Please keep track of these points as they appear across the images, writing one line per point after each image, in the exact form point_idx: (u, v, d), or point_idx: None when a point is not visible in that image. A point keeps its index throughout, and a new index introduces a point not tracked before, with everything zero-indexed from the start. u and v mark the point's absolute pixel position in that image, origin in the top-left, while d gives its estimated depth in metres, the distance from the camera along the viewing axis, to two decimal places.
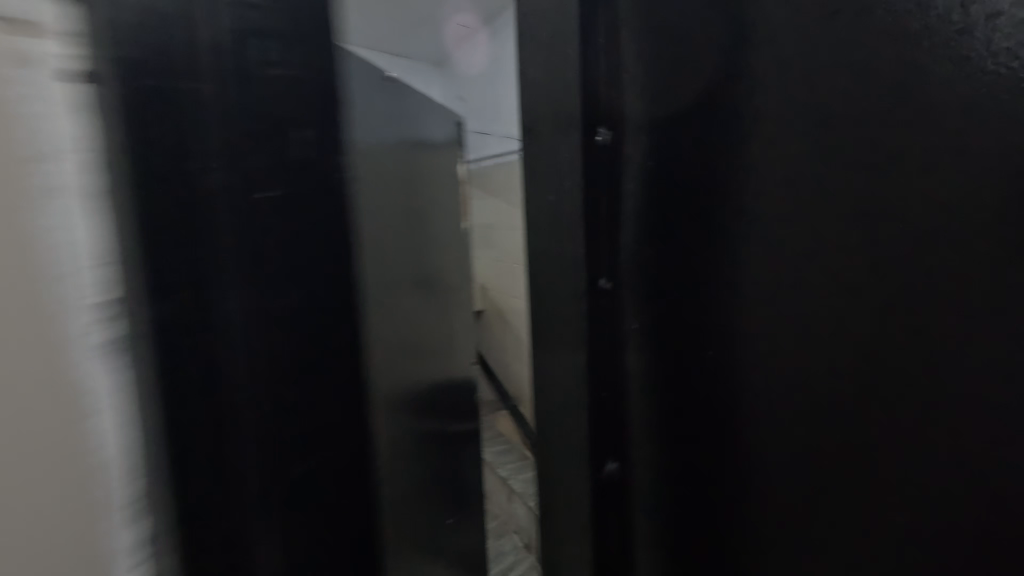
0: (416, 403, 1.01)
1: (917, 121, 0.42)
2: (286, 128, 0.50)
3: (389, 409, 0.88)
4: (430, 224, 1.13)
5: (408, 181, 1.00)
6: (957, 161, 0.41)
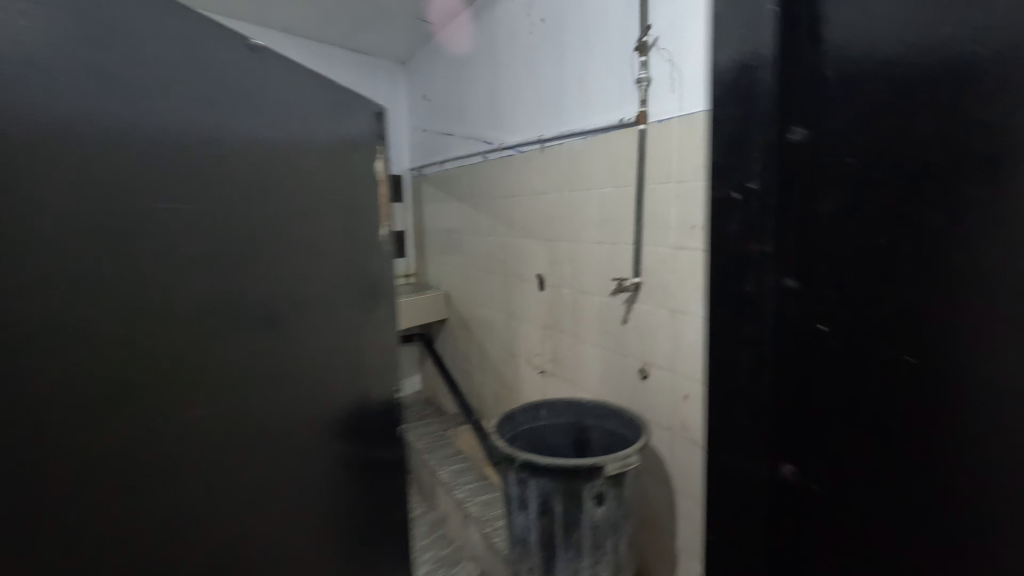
0: (339, 496, 0.78)
1: None
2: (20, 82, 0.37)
3: (292, 506, 0.66)
4: (305, 258, 0.70)
5: (277, 211, 0.64)
6: None
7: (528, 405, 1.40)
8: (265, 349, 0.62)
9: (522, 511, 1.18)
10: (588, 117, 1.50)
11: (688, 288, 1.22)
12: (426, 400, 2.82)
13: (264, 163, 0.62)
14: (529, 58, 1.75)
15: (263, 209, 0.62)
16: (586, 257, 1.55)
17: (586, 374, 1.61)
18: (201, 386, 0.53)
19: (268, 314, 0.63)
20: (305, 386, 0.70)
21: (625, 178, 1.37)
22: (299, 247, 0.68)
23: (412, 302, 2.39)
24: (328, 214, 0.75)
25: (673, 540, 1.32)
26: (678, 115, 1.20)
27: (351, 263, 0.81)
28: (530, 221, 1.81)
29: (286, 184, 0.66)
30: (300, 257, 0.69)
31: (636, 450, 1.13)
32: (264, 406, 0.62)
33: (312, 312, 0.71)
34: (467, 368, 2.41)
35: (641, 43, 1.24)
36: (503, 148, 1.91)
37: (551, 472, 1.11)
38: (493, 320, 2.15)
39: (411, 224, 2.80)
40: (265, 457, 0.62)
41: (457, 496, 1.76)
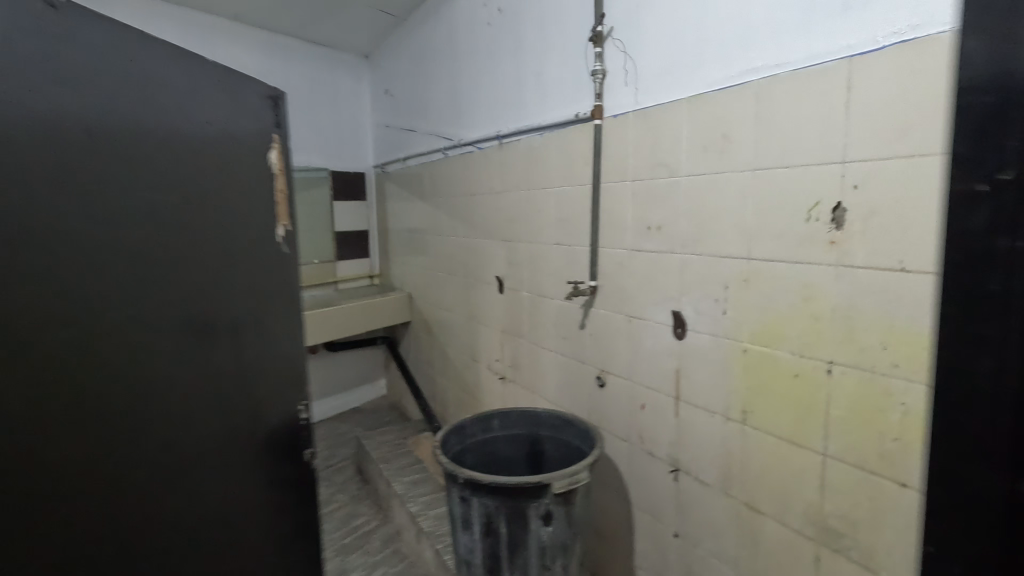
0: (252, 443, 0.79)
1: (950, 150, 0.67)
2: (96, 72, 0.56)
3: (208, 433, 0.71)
4: (204, 259, 0.69)
5: (181, 202, 0.65)
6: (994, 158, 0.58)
7: (479, 416, 1.32)
8: (164, 351, 0.64)
9: (466, 531, 1.10)
10: (546, 112, 1.42)
11: (644, 292, 1.15)
12: (390, 405, 2.71)
13: (163, 168, 0.63)
14: (488, 51, 1.66)
15: (151, 217, 0.61)
16: (544, 259, 1.47)
17: (545, 381, 1.54)
18: (100, 382, 0.56)
19: (193, 320, 0.68)
20: (216, 383, 0.72)
21: (582, 175, 1.30)
22: (198, 247, 0.68)
23: (372, 305, 2.28)
24: (236, 218, 0.75)
25: (630, 556, 1.26)
26: (633, 110, 1.13)
27: (260, 264, 0.80)
28: (491, 221, 1.72)
29: (186, 190, 0.66)
30: (199, 255, 0.69)
31: (586, 465, 1.06)
32: (162, 403, 0.64)
33: (226, 310, 0.74)
34: (430, 374, 2.31)
35: (596, 32, 1.16)
36: (464, 144, 1.82)
37: (494, 491, 1.03)
38: (455, 323, 2.06)
39: (374, 223, 2.68)
40: (174, 453, 0.65)
41: (411, 510, 1.67)
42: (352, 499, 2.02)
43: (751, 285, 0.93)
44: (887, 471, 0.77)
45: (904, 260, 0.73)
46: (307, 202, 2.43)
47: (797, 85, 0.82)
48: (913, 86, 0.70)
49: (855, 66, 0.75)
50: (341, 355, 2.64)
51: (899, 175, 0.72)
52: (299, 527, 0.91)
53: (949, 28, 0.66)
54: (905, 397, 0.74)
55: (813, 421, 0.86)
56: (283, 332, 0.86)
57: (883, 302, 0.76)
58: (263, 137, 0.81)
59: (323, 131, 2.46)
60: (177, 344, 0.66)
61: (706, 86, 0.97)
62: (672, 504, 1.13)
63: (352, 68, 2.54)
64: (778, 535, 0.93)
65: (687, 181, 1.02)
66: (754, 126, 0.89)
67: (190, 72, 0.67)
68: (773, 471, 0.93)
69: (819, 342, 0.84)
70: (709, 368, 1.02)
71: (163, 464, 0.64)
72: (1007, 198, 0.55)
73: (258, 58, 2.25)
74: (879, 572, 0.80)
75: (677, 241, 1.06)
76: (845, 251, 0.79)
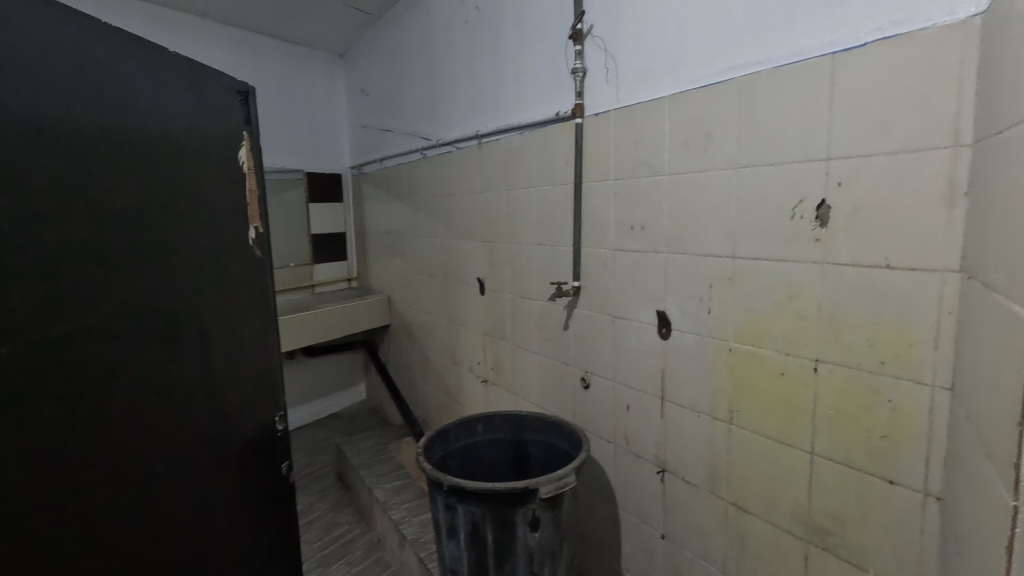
0: (229, 457, 0.76)
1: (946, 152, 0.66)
2: (87, 64, 0.54)
3: (194, 439, 0.69)
4: (174, 262, 0.66)
5: (161, 202, 0.64)
6: (989, 156, 0.58)
7: (462, 420, 1.29)
8: (141, 353, 0.61)
9: (452, 539, 1.07)
10: (526, 111, 1.40)
11: (628, 292, 1.14)
12: (370, 410, 2.66)
13: (127, 167, 0.59)
14: (465, 49, 1.63)
15: (117, 219, 0.58)
16: (526, 260, 1.45)
17: (528, 384, 1.52)
18: (73, 386, 0.53)
19: (183, 313, 0.68)
20: (194, 386, 0.70)
21: (563, 175, 1.28)
22: (166, 249, 0.65)
23: (350, 308, 2.23)
24: (206, 218, 0.72)
25: (617, 558, 1.25)
26: (615, 108, 1.12)
27: (231, 264, 0.77)
28: (471, 222, 1.69)
29: (152, 190, 0.63)
30: (167, 255, 0.65)
31: (573, 469, 1.05)
32: (134, 410, 0.60)
33: (213, 308, 0.74)
34: (411, 377, 2.27)
35: (576, 30, 1.14)
36: (442, 144, 1.79)
37: (480, 497, 1.00)
38: (435, 326, 2.02)
39: (351, 225, 2.63)
40: (146, 467, 0.62)
41: (394, 518, 1.63)
42: (332, 507, 1.97)
43: (735, 283, 0.92)
44: (874, 468, 0.77)
45: (888, 257, 0.73)
46: (281, 204, 2.36)
47: (779, 82, 0.82)
48: (897, 83, 0.70)
49: (838, 63, 0.75)
50: (319, 360, 2.59)
51: (883, 173, 0.72)
52: (278, 541, 0.87)
53: (930, 25, 0.66)
54: (891, 394, 0.74)
55: (800, 420, 0.85)
56: (256, 336, 0.83)
57: (868, 300, 0.75)
58: (231, 134, 0.77)
59: (297, 132, 2.40)
60: (144, 352, 0.62)
61: (688, 84, 0.96)
62: (659, 506, 1.12)
63: (325, 67, 2.48)
64: (767, 535, 0.92)
65: (670, 180, 1.01)
66: (737, 124, 0.89)
67: (153, 64, 0.64)
68: (759, 470, 0.92)
69: (805, 340, 0.84)
70: (694, 368, 1.01)
71: (141, 473, 0.61)
72: (993, 195, 0.55)
73: (226, 56, 2.18)
74: (869, 569, 0.80)
75: (660, 240, 1.05)
76: (830, 249, 0.79)
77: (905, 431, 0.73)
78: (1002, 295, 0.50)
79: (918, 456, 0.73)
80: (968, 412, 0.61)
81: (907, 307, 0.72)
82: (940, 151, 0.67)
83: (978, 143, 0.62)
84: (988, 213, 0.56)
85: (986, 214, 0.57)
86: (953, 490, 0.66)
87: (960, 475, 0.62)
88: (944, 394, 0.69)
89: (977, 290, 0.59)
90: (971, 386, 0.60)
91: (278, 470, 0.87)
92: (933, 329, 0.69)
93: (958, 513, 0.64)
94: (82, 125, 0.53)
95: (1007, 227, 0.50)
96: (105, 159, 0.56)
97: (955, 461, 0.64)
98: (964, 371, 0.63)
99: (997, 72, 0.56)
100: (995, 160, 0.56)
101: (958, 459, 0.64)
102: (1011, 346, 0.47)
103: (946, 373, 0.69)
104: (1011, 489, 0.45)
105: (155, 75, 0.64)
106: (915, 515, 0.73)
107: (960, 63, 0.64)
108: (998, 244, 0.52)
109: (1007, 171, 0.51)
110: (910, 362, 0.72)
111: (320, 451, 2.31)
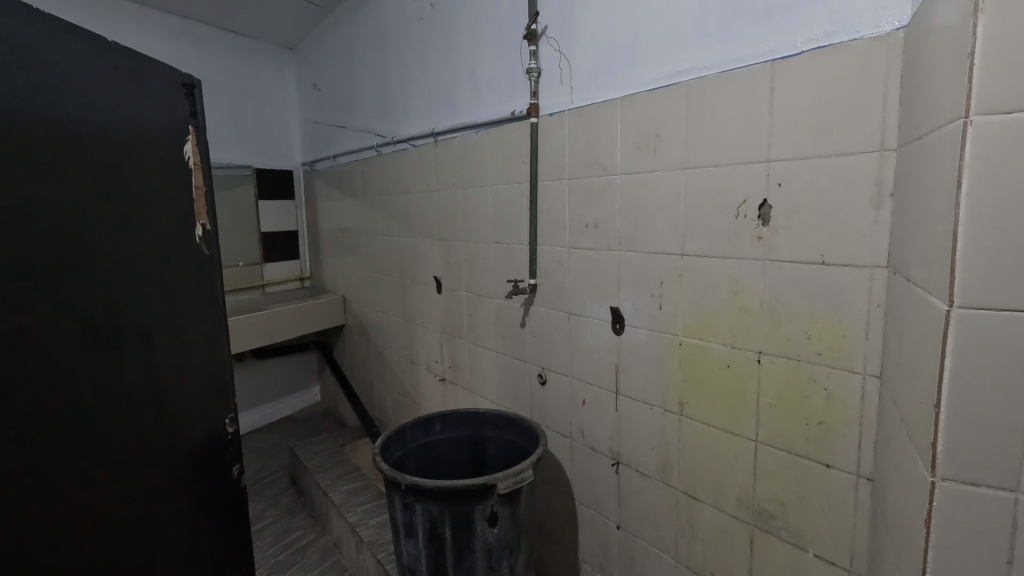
0: (177, 460, 0.74)
1: (872, 156, 0.71)
2: (25, 56, 0.52)
3: (140, 441, 0.67)
4: (118, 260, 0.64)
5: (102, 197, 0.62)
6: (909, 161, 0.63)
7: (420, 420, 1.28)
8: (81, 356, 0.59)
9: (410, 538, 1.07)
10: (481, 110, 1.40)
11: (583, 289, 1.16)
12: (325, 412, 2.60)
13: (65, 163, 0.57)
14: (419, 46, 1.62)
15: (53, 216, 0.55)
16: (483, 258, 1.46)
17: (485, 382, 1.52)
18: (8, 389, 0.51)
19: (127, 312, 0.65)
20: (140, 387, 0.68)
21: (519, 174, 1.29)
22: (109, 246, 0.63)
23: (303, 308, 2.18)
24: (152, 215, 0.69)
25: (575, 550, 1.27)
26: (569, 108, 1.14)
27: (178, 262, 0.75)
28: (427, 221, 1.68)
29: (93, 186, 0.60)
30: (108, 254, 0.63)
31: (530, 464, 1.06)
32: (74, 413, 0.58)
33: (160, 307, 0.71)
34: (366, 378, 2.24)
35: (530, 31, 1.15)
36: (397, 141, 1.77)
37: (438, 496, 1.00)
38: (391, 325, 2.00)
39: (303, 223, 2.57)
40: (88, 472, 0.60)
41: (351, 521, 1.60)
42: (286, 512, 1.92)
43: (684, 280, 0.96)
44: (812, 453, 0.82)
45: (823, 254, 0.78)
46: (230, 202, 2.28)
47: (724, 87, 0.86)
48: (830, 90, 0.74)
49: (778, 70, 0.79)
50: (270, 362, 2.51)
51: (818, 174, 0.76)
52: (229, 548, 0.85)
53: (859, 36, 0.71)
54: (827, 382, 0.79)
55: (744, 410, 0.90)
56: (205, 336, 0.81)
57: (805, 295, 0.80)
58: (176, 128, 0.75)
59: (244, 127, 2.32)
60: (84, 355, 0.59)
61: (638, 86, 0.99)
62: (614, 497, 1.15)
63: (274, 60, 2.40)
64: (715, 520, 0.96)
65: (622, 180, 1.04)
66: (685, 126, 0.92)
67: (92, 56, 0.61)
68: (708, 459, 0.96)
69: (749, 333, 0.88)
70: (647, 363, 1.05)
71: (82, 476, 0.59)
72: (914, 197, 0.59)
73: (167, 46, 2.08)
74: (808, 549, 0.84)
75: (613, 239, 1.08)
76: (771, 246, 0.83)
77: (839, 416, 0.78)
78: (922, 289, 0.54)
79: (851, 440, 0.77)
80: (892, 395, 0.66)
81: (841, 301, 0.76)
82: (869, 154, 0.71)
83: (901, 148, 0.67)
84: (908, 213, 0.61)
85: (907, 213, 0.62)
86: (881, 471, 0.70)
87: (888, 454, 0.67)
88: (872, 381, 0.74)
89: (900, 286, 0.64)
90: (895, 373, 0.64)
91: (228, 475, 0.85)
92: (863, 321, 0.74)
93: (883, 491, 0.69)
94: (14, 119, 0.51)
95: (925, 228, 0.54)
96: (40, 153, 0.54)
97: (885, 443, 0.69)
98: (890, 359, 0.68)
99: (916, 84, 0.60)
100: (912, 164, 0.61)
101: (885, 441, 0.69)
102: (929, 336, 0.51)
103: (874, 361, 0.74)
104: (928, 466, 0.49)
105: (98, 68, 0.61)
106: (851, 495, 0.78)
107: (885, 74, 0.69)
108: (916, 243, 0.57)
109: (923, 177, 0.56)
110: (843, 353, 0.77)
111: (273, 456, 2.25)
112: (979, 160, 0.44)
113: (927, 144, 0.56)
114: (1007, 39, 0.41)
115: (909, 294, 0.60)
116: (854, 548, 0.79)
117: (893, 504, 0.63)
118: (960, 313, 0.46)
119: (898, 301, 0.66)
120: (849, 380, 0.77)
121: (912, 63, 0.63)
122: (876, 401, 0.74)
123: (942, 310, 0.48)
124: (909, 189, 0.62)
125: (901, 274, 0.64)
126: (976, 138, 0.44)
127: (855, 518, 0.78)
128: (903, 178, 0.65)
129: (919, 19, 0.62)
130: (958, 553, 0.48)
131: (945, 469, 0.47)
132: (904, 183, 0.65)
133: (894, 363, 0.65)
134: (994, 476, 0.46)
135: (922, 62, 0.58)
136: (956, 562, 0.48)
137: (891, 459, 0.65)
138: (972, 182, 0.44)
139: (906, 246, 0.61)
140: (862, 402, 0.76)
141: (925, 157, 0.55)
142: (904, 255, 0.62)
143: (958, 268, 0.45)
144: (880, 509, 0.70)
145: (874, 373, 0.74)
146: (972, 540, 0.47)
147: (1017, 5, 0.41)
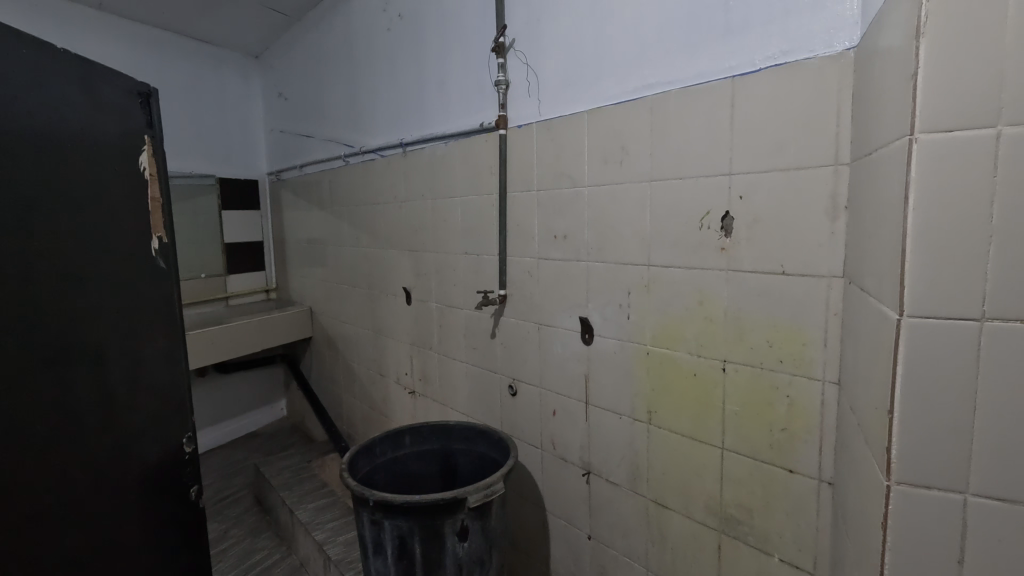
0: (132, 481, 0.71)
1: (827, 171, 0.74)
2: None
3: (91, 463, 0.64)
4: (67, 275, 0.61)
5: (53, 211, 0.59)
6: (861, 174, 0.66)
7: (389, 434, 1.26)
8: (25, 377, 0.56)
9: (378, 556, 1.04)
10: (450, 121, 1.40)
11: (552, 299, 1.17)
12: (292, 427, 2.54)
13: (7, 172, 0.54)
14: (387, 57, 1.61)
15: None
16: (452, 269, 1.45)
17: (455, 393, 1.51)
18: None
19: (75, 332, 0.62)
20: (91, 408, 0.64)
21: (488, 184, 1.29)
22: (57, 257, 0.60)
23: (269, 321, 2.12)
24: (103, 226, 0.67)
25: (546, 561, 1.27)
26: (537, 121, 1.15)
27: (131, 277, 0.72)
28: (396, 231, 1.66)
29: (41, 199, 0.58)
30: (56, 269, 0.60)
31: (501, 477, 1.05)
32: (19, 437, 0.55)
33: (111, 326, 0.68)
34: (334, 392, 2.19)
35: (498, 44, 1.16)
36: (365, 151, 1.75)
37: (407, 511, 0.99)
38: (359, 337, 1.97)
39: (268, 233, 2.51)
40: (34, 499, 0.56)
41: (318, 539, 1.56)
42: (251, 532, 1.86)
43: (652, 290, 0.97)
44: (776, 459, 0.84)
45: (783, 264, 0.80)
46: (191, 212, 2.22)
47: (686, 102, 0.88)
48: (786, 107, 0.77)
49: (737, 86, 0.82)
50: (234, 376, 2.43)
51: (777, 188, 0.79)
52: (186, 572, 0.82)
53: (813, 55, 0.74)
54: (789, 390, 0.81)
55: (711, 418, 0.91)
56: (161, 353, 0.78)
57: (766, 304, 0.82)
58: (130, 138, 0.72)
59: (207, 135, 2.26)
60: (29, 375, 0.56)
61: (604, 100, 1.01)
62: (585, 508, 1.16)
63: (238, 68, 2.36)
64: (684, 528, 0.97)
65: (589, 191, 1.05)
66: (650, 140, 0.94)
67: (40, 62, 0.58)
68: (676, 467, 0.97)
69: (714, 342, 0.89)
70: (616, 372, 1.05)
71: (25, 504, 0.55)
72: (866, 210, 0.62)
73: (125, 52, 2.02)
74: (773, 554, 0.86)
75: (581, 249, 1.09)
76: (734, 257, 0.85)
77: (800, 421, 0.80)
78: (874, 298, 0.56)
79: (812, 446, 0.79)
80: (849, 400, 0.68)
81: (801, 309, 0.79)
82: (823, 169, 0.74)
83: (854, 162, 0.70)
84: (861, 226, 0.64)
85: (861, 226, 0.64)
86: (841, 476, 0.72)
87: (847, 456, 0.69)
88: (831, 388, 0.76)
89: (854, 294, 0.67)
90: (852, 379, 0.66)
91: (186, 495, 0.82)
92: (822, 329, 0.77)
93: (843, 496, 0.71)
94: None
95: (877, 239, 0.56)
96: None
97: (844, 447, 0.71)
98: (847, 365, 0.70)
99: (867, 102, 0.63)
100: (864, 178, 0.64)
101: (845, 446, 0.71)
102: (882, 345, 0.53)
103: (834, 368, 0.76)
104: (883, 471, 0.51)
105: (47, 77, 0.59)
106: (815, 501, 0.80)
107: (838, 93, 0.72)
108: (869, 255, 0.59)
109: (874, 191, 0.58)
110: (804, 360, 0.79)
111: (236, 474, 2.18)
112: (925, 176, 0.46)
113: (876, 157, 0.58)
114: (949, 63, 0.44)
115: (863, 304, 0.62)
116: (816, 551, 0.80)
117: (853, 505, 0.64)
118: (910, 322, 0.47)
119: (852, 313, 0.69)
120: (810, 387, 0.79)
121: (862, 80, 0.66)
122: (835, 407, 0.76)
123: (894, 319, 0.49)
124: (862, 202, 0.64)
125: (857, 283, 0.66)
126: (923, 155, 0.46)
127: (818, 522, 0.80)
128: (856, 190, 0.68)
129: (867, 39, 0.64)
130: (912, 554, 0.49)
131: (899, 473, 0.49)
132: (856, 195, 0.68)
133: (852, 369, 0.67)
134: (945, 479, 0.47)
135: (872, 80, 0.61)
136: (910, 563, 0.49)
137: (849, 462, 0.67)
138: (919, 197, 0.46)
139: (860, 258, 0.64)
140: (823, 409, 0.78)
141: (876, 170, 0.58)
142: (859, 267, 0.65)
143: (909, 278, 0.47)
144: (841, 512, 0.72)
145: (833, 379, 0.76)
146: (925, 542, 0.49)
147: (961, 32, 0.43)
